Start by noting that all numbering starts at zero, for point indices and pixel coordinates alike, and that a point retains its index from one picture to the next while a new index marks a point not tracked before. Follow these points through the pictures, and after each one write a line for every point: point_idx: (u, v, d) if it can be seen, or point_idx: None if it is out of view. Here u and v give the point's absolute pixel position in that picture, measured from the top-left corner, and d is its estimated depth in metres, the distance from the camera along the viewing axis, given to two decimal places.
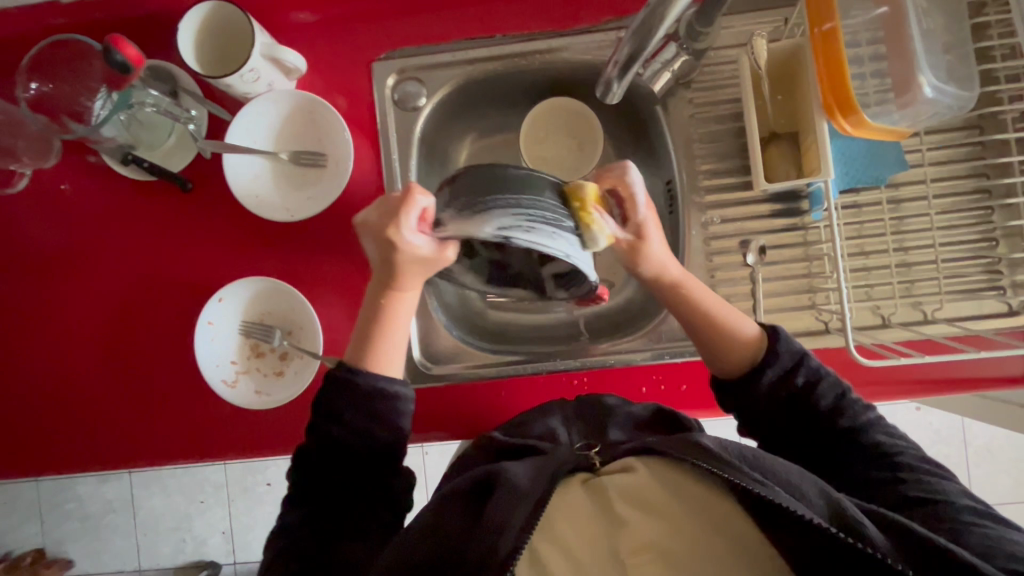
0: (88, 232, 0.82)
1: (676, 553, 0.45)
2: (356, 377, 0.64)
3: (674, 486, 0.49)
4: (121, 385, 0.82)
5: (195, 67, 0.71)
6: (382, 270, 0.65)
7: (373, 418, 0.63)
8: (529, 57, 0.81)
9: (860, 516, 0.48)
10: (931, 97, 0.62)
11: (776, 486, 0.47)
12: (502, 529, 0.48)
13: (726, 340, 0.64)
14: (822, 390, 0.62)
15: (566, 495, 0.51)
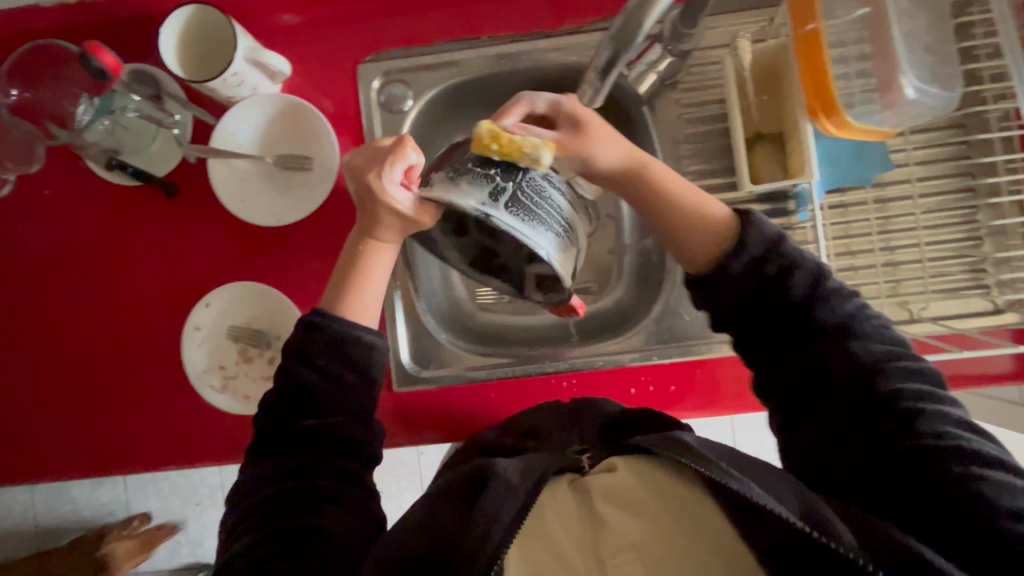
0: (73, 238, 0.81)
1: (652, 551, 0.46)
2: (329, 323, 0.63)
3: (657, 485, 0.50)
4: (108, 391, 0.82)
5: (178, 71, 0.71)
6: (359, 219, 0.64)
7: (349, 368, 0.63)
8: (515, 58, 0.81)
9: (832, 517, 0.48)
10: (914, 98, 0.62)
11: (755, 485, 0.48)
12: (491, 522, 0.48)
13: (692, 227, 0.63)
14: (798, 279, 0.59)
15: (553, 492, 0.53)
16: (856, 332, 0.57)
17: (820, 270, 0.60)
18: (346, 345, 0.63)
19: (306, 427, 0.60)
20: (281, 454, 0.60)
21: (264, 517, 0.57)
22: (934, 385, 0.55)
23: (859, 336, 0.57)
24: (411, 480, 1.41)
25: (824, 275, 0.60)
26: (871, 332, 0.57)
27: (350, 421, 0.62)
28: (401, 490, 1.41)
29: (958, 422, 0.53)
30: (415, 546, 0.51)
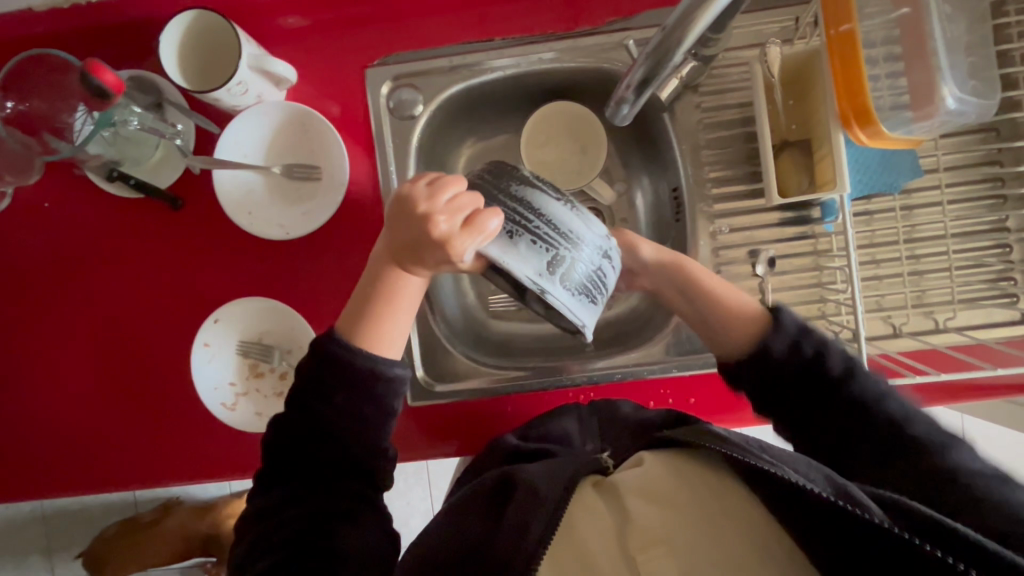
0: (76, 252, 0.79)
1: (683, 544, 0.43)
2: (350, 355, 0.59)
3: (687, 477, 0.49)
4: (116, 408, 0.80)
5: (179, 80, 0.68)
6: (401, 254, 0.57)
7: (366, 401, 0.60)
8: (530, 60, 0.78)
9: (866, 497, 0.44)
10: (953, 108, 0.59)
11: (784, 465, 0.46)
12: (523, 531, 0.49)
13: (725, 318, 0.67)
14: (805, 346, 0.61)
15: (580, 495, 0.51)
16: (855, 386, 0.58)
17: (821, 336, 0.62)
18: (366, 379, 0.59)
19: (323, 458, 0.60)
20: (291, 481, 0.60)
21: (283, 538, 0.57)
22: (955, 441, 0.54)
23: (858, 392, 0.58)
24: (418, 477, 1.39)
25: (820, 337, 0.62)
26: (874, 386, 0.58)
27: (362, 446, 0.60)
28: (411, 488, 1.41)
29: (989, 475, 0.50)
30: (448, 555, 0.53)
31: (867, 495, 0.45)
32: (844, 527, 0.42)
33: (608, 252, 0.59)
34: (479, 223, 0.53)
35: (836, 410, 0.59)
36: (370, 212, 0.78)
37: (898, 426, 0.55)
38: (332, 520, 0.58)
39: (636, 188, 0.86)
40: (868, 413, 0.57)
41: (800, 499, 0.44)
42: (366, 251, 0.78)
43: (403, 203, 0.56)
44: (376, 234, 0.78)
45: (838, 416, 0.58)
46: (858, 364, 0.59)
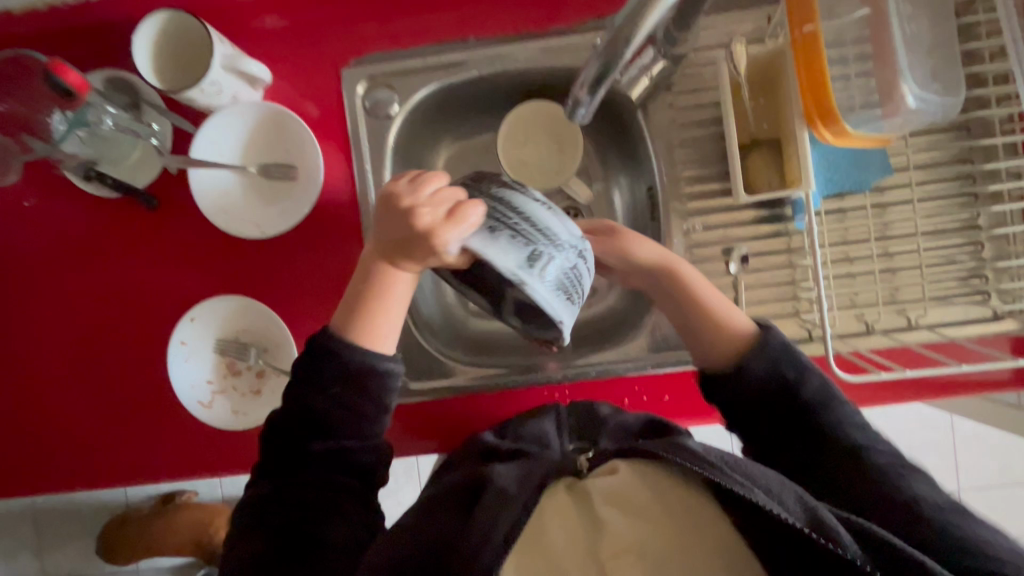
0: (54, 251, 0.79)
1: (654, 555, 0.43)
2: (342, 350, 0.60)
3: (663, 492, 0.46)
4: (96, 407, 0.80)
5: (152, 80, 0.68)
6: (390, 249, 0.57)
7: (363, 398, 0.60)
8: (506, 60, 0.78)
9: (836, 523, 0.46)
10: (914, 106, 0.60)
11: (757, 492, 0.46)
12: (487, 532, 0.47)
13: (711, 331, 0.65)
14: (809, 380, 0.61)
15: (551, 497, 0.48)
16: (821, 411, 0.59)
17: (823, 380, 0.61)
18: (363, 373, 0.60)
19: (318, 451, 0.60)
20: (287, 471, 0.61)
21: (274, 524, 0.58)
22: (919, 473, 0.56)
23: (825, 416, 0.59)
24: (409, 476, 1.39)
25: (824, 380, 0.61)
26: (837, 412, 0.59)
27: (359, 443, 0.61)
28: (401, 487, 1.41)
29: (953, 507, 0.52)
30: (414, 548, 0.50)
31: (838, 520, 0.48)
32: (814, 555, 0.46)
33: (585, 254, 0.57)
34: (464, 214, 0.52)
35: (807, 436, 0.59)
36: (346, 212, 0.79)
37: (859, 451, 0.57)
38: (319, 513, 0.58)
39: (615, 186, 0.87)
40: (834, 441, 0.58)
41: (776, 532, 0.46)
42: (343, 250, 0.78)
43: (393, 198, 0.55)
44: (351, 232, 0.79)
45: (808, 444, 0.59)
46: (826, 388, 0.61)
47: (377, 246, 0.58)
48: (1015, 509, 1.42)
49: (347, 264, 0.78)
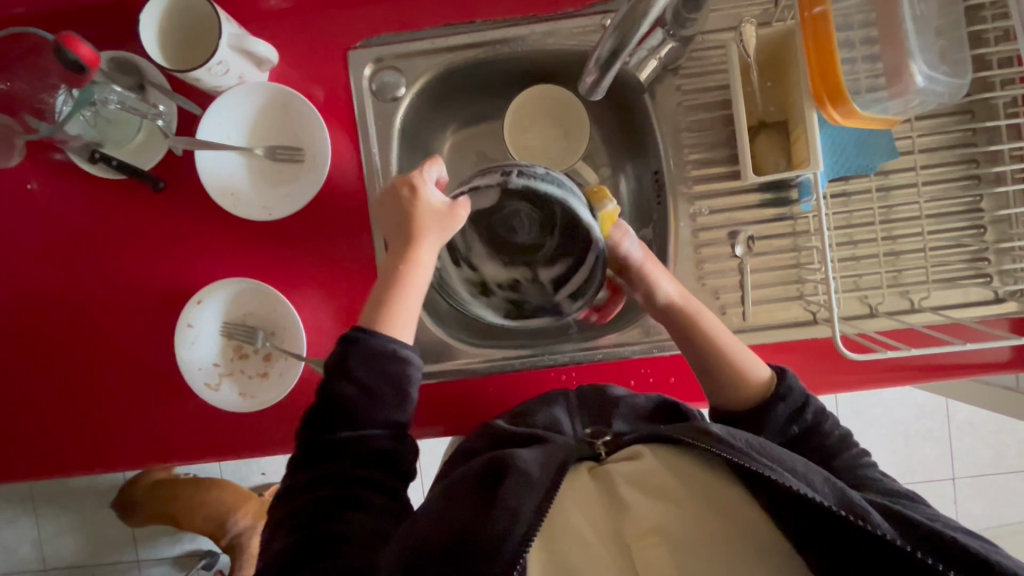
0: (59, 235, 0.79)
1: (677, 534, 0.45)
2: (366, 336, 0.62)
3: (682, 472, 0.49)
4: (101, 390, 0.80)
5: (159, 59, 0.68)
6: (393, 231, 0.69)
7: (383, 383, 0.62)
8: (513, 43, 0.78)
9: (868, 506, 0.47)
10: (922, 86, 0.61)
11: (785, 472, 0.47)
12: (512, 517, 0.46)
13: (734, 373, 0.65)
14: (828, 427, 0.64)
15: (574, 480, 0.52)
16: (839, 453, 0.63)
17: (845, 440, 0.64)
18: (385, 355, 0.62)
19: (340, 441, 0.60)
20: (314, 467, 0.60)
21: (302, 520, 0.57)
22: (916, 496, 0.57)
23: (830, 449, 0.63)
24: None
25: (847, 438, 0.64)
26: (849, 451, 0.63)
27: (379, 430, 0.61)
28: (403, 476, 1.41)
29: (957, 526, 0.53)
30: (438, 534, 0.48)
31: (866, 502, 0.48)
32: (849, 538, 0.45)
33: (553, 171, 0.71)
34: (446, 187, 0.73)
35: (824, 474, 0.62)
36: (354, 195, 0.78)
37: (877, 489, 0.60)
38: (347, 505, 0.57)
39: (620, 174, 0.87)
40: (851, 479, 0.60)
41: (806, 507, 0.45)
42: (350, 233, 0.78)
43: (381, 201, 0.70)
44: (359, 215, 0.78)
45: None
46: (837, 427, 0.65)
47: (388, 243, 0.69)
48: (1009, 495, 1.44)
49: (355, 248, 0.78)
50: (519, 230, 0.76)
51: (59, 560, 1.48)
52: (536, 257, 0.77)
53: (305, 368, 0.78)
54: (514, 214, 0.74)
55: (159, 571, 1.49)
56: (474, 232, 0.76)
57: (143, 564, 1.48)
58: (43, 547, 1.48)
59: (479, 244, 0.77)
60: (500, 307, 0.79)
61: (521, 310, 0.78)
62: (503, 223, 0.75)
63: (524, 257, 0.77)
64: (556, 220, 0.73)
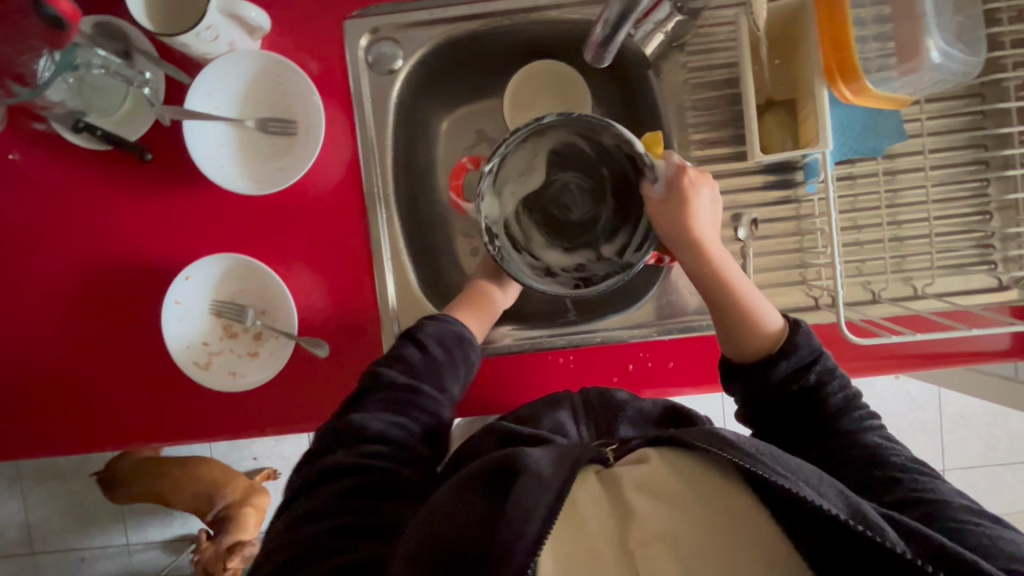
0: (44, 208, 0.76)
1: (685, 545, 0.43)
2: (441, 321, 0.71)
3: (691, 478, 0.47)
4: (86, 369, 0.78)
5: (145, 23, 0.65)
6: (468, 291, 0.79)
7: (446, 360, 0.69)
8: (516, 15, 0.76)
9: (883, 523, 0.45)
10: (937, 62, 0.60)
11: (799, 482, 0.46)
12: (521, 522, 0.43)
13: (745, 317, 0.65)
14: (832, 388, 0.63)
15: (581, 483, 0.49)
16: (842, 416, 0.62)
17: (852, 399, 0.63)
18: (460, 340, 0.71)
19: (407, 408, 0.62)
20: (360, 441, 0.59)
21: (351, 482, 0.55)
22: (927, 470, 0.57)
23: (835, 409, 0.62)
24: None
25: (855, 400, 0.63)
26: (854, 415, 0.62)
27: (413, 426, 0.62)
28: None
29: (970, 508, 0.51)
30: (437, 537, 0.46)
31: (875, 511, 0.47)
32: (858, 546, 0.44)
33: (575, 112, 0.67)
34: (465, 192, 0.79)
35: (822, 435, 0.61)
36: (348, 172, 0.76)
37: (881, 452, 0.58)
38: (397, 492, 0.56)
39: None
40: (849, 440, 0.60)
41: (818, 519, 0.44)
42: (344, 211, 0.76)
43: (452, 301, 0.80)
44: (354, 192, 0.76)
45: (818, 438, 0.62)
46: (846, 389, 0.63)
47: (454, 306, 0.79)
48: (998, 487, 1.45)
49: (349, 227, 0.76)
50: (572, 209, 0.81)
51: (48, 543, 1.47)
52: (596, 236, 0.80)
53: (298, 348, 0.76)
54: (564, 188, 0.80)
55: (148, 555, 1.47)
56: (532, 223, 0.80)
57: (132, 548, 1.47)
58: (31, 529, 1.46)
59: (538, 233, 0.80)
60: (569, 282, 0.75)
61: (591, 283, 0.74)
62: (556, 203, 0.81)
63: (586, 235, 0.80)
64: (603, 184, 0.78)
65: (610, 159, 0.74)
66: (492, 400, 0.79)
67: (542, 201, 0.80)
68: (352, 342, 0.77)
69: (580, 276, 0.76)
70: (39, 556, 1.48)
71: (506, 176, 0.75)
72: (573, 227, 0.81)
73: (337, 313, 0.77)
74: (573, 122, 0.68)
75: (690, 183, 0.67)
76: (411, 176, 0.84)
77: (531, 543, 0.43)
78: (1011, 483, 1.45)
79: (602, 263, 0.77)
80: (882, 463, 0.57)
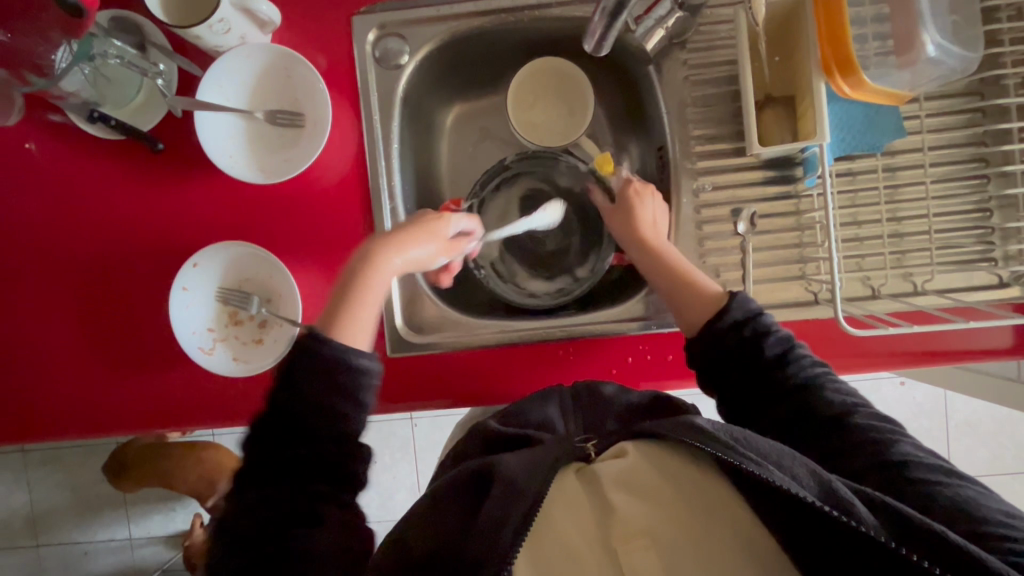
0: (57, 196, 0.78)
1: (666, 539, 0.45)
2: (324, 345, 0.59)
3: (672, 473, 0.48)
4: (96, 355, 0.79)
5: (161, 16, 0.67)
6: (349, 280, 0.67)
7: (334, 388, 0.58)
8: (521, 13, 0.78)
9: (853, 498, 0.46)
10: (935, 55, 0.61)
11: (771, 467, 0.46)
12: (496, 528, 0.47)
13: (687, 291, 0.69)
14: (772, 341, 0.62)
15: (560, 483, 0.50)
16: (788, 367, 0.61)
17: (794, 348, 0.63)
18: (339, 376, 0.58)
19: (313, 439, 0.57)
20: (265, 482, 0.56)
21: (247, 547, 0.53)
22: (881, 420, 0.57)
23: (778, 363, 0.62)
24: (405, 450, 1.35)
25: (795, 350, 0.63)
26: (804, 368, 0.61)
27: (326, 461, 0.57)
28: (394, 465, 1.36)
29: (931, 466, 0.53)
30: (420, 548, 0.50)
31: (850, 491, 0.47)
32: (832, 530, 0.45)
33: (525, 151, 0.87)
34: None
35: (774, 395, 0.61)
36: (354, 165, 0.78)
37: (841, 410, 0.58)
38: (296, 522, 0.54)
39: (625, 152, 0.88)
40: (807, 398, 0.59)
41: (790, 504, 0.45)
42: (349, 205, 0.78)
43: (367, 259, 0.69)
44: (359, 184, 0.78)
45: (772, 398, 0.61)
46: (786, 341, 0.63)
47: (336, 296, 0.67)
48: (1007, 496, 1.43)
49: (354, 219, 0.78)
50: (546, 243, 0.90)
51: (52, 536, 1.48)
52: (571, 261, 0.90)
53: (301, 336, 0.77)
54: (535, 227, 0.90)
55: (150, 550, 1.48)
56: (514, 258, 0.90)
57: (134, 543, 1.47)
58: (37, 522, 1.48)
59: (521, 267, 0.90)
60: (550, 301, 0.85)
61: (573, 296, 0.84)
62: (532, 241, 0.90)
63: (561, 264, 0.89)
64: (569, 217, 0.90)
65: (568, 195, 0.89)
66: (490, 391, 0.80)
67: (520, 236, 0.90)
68: None
69: (562, 295, 0.86)
70: (44, 549, 1.49)
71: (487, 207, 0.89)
72: (550, 257, 0.90)
73: None
74: (531, 159, 0.86)
75: (635, 193, 0.76)
76: (415, 170, 0.85)
77: (508, 545, 0.45)
78: (1020, 493, 1.43)
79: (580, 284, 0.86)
80: (844, 422, 0.57)
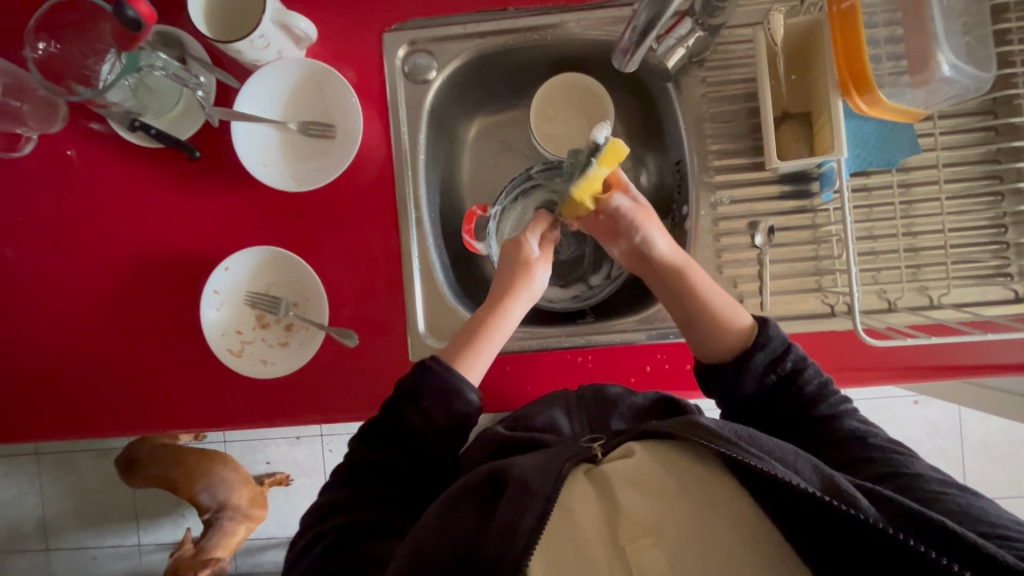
0: (94, 201, 0.81)
1: (671, 534, 0.45)
2: (442, 370, 0.67)
3: (677, 468, 0.49)
4: (126, 356, 0.82)
5: (204, 31, 0.71)
6: (469, 333, 0.73)
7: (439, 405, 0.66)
8: (545, 31, 0.81)
9: (855, 491, 0.47)
10: (947, 75, 0.62)
11: (773, 461, 0.47)
12: (513, 531, 0.47)
13: (720, 327, 0.68)
14: (808, 375, 0.65)
15: (572, 483, 0.51)
16: (818, 403, 0.64)
17: (824, 387, 0.65)
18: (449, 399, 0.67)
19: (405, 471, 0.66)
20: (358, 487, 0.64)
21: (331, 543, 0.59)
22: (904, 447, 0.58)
23: (810, 395, 0.64)
24: None
25: (827, 387, 0.65)
26: (829, 401, 0.64)
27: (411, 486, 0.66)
28: None
29: (939, 480, 0.54)
30: (438, 546, 0.50)
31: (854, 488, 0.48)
32: (835, 523, 0.45)
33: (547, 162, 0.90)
34: (476, 235, 0.86)
35: (803, 424, 0.64)
36: (381, 175, 0.80)
37: (857, 435, 0.61)
38: (375, 534, 0.60)
39: (642, 166, 0.90)
40: (831, 428, 0.62)
41: (794, 498, 0.45)
42: (376, 214, 0.80)
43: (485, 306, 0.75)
44: (385, 194, 0.80)
45: (801, 427, 0.64)
46: (819, 375, 0.66)
47: (458, 343, 0.73)
48: None
49: (380, 227, 0.80)
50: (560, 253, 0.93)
51: (62, 539, 1.49)
52: (585, 269, 0.92)
53: (326, 339, 0.79)
54: None
55: (158, 556, 1.48)
56: None
57: (144, 548, 1.48)
58: (48, 525, 1.49)
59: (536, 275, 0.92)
60: (571, 305, 0.89)
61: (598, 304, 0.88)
62: None
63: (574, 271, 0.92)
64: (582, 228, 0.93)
65: None
66: (508, 397, 0.81)
67: None
68: (380, 337, 0.80)
69: (581, 302, 0.89)
70: (54, 553, 1.50)
71: (507, 215, 0.91)
72: (564, 265, 0.92)
73: (365, 306, 0.80)
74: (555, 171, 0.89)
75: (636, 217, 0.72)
76: (438, 181, 0.88)
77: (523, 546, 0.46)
78: None
79: (598, 291, 0.90)
80: (862, 444, 0.59)
